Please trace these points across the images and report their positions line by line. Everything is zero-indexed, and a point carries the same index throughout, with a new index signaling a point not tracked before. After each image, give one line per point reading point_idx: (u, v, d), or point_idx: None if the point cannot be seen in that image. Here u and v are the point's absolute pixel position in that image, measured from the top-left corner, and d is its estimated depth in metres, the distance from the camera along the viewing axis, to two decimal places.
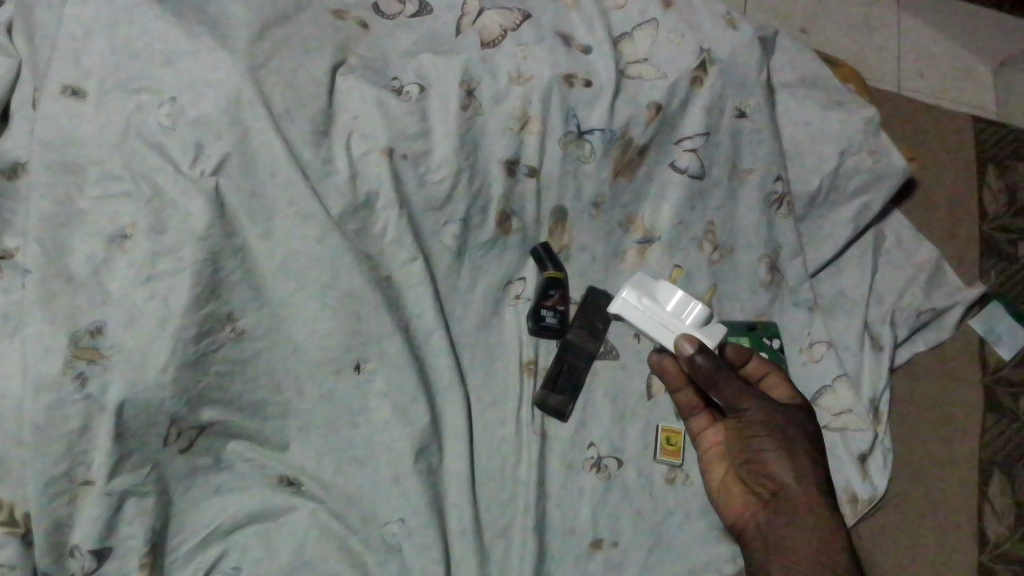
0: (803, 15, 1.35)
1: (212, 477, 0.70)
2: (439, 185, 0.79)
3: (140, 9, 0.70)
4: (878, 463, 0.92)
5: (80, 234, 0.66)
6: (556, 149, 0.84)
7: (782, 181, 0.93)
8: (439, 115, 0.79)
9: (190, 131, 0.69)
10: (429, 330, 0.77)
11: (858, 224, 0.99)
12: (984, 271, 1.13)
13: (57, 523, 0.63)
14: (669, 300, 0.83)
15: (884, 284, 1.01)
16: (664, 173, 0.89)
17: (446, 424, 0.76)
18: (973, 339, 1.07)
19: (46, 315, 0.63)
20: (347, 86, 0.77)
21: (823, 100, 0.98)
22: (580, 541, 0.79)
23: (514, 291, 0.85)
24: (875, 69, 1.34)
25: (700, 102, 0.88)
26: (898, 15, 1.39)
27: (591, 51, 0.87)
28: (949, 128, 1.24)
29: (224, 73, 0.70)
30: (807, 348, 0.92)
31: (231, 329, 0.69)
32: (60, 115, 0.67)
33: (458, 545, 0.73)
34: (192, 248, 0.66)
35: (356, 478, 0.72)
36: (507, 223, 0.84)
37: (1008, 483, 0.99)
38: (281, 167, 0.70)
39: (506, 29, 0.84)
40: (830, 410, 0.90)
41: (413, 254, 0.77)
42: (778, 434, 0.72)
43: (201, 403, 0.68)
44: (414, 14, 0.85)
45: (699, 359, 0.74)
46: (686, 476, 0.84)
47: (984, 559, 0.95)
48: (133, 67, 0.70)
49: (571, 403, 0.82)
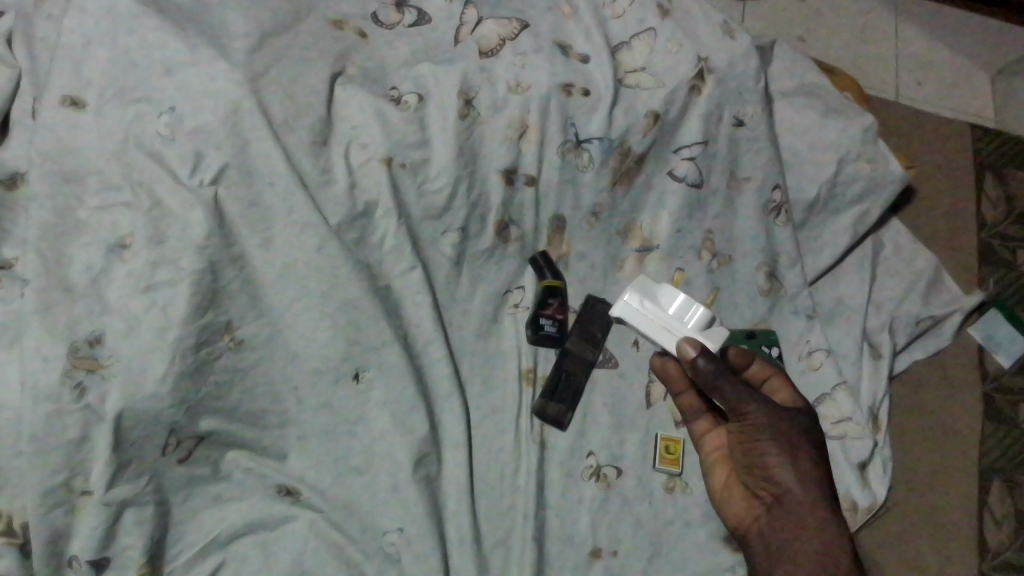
0: (801, 23, 1.36)
1: (211, 486, 0.70)
2: (438, 193, 0.79)
3: (140, 18, 0.71)
4: (878, 471, 0.92)
5: (79, 244, 0.66)
6: (555, 158, 0.85)
7: (780, 190, 0.93)
8: (438, 123, 0.80)
9: (190, 142, 0.69)
10: (428, 339, 0.77)
11: (856, 232, 0.99)
12: (983, 278, 1.13)
13: (55, 533, 0.63)
14: (671, 304, 0.85)
15: (883, 291, 1.01)
16: (663, 182, 0.90)
17: (445, 433, 0.76)
18: (972, 346, 1.08)
19: (45, 325, 0.63)
20: (345, 95, 0.77)
21: (822, 107, 0.99)
22: (580, 550, 0.79)
23: (513, 299, 0.85)
24: (873, 78, 1.35)
25: (698, 111, 0.89)
26: (896, 24, 1.40)
27: (589, 60, 0.87)
28: (948, 136, 1.25)
29: (224, 83, 0.70)
30: (807, 356, 0.92)
31: (230, 338, 0.69)
32: (60, 124, 0.68)
33: (458, 555, 0.73)
34: (191, 257, 0.66)
35: (356, 488, 0.72)
36: (506, 232, 0.84)
37: (1008, 490, 0.99)
38: (280, 176, 0.71)
39: (504, 38, 0.85)
40: (830, 418, 0.90)
41: (411, 263, 0.77)
42: (780, 438, 0.72)
43: (200, 412, 0.68)
44: (412, 24, 0.85)
45: (700, 362, 0.75)
46: (686, 485, 0.84)
47: (985, 566, 0.95)
48: (133, 77, 0.70)
49: (570, 411, 0.82)
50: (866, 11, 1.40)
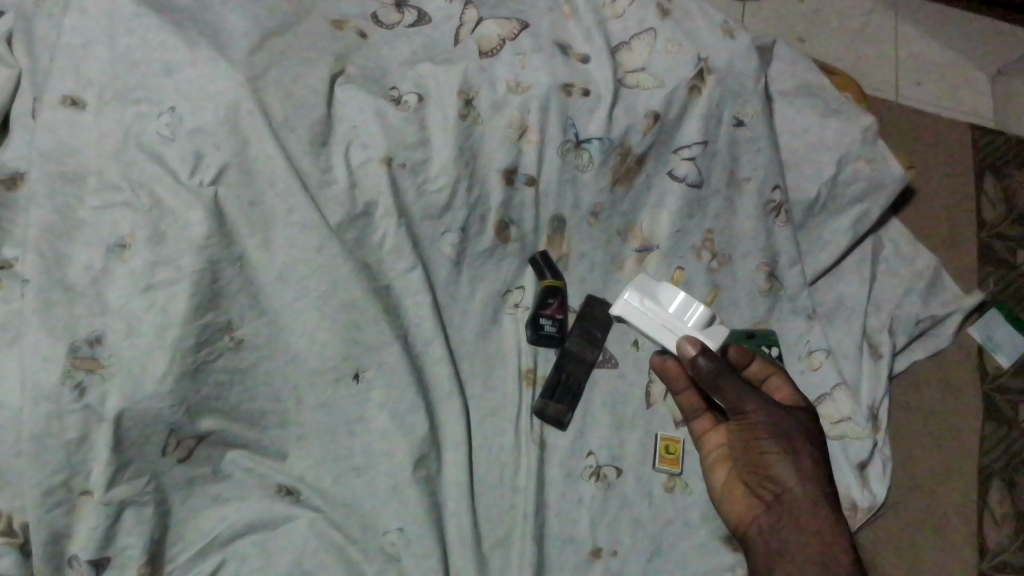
0: (801, 23, 1.36)
1: (211, 486, 0.70)
2: (438, 193, 0.79)
3: (140, 18, 0.71)
4: (877, 471, 0.92)
5: (79, 244, 0.66)
6: (555, 158, 0.85)
7: (780, 190, 0.93)
8: (438, 123, 0.80)
9: (189, 141, 0.69)
10: (428, 339, 0.77)
11: (856, 232, 0.99)
12: (983, 278, 1.13)
13: (55, 533, 0.63)
14: (671, 301, 0.85)
15: (883, 291, 1.01)
16: (663, 182, 0.90)
17: (445, 433, 0.76)
18: (972, 346, 1.08)
19: (45, 325, 0.63)
20: (346, 95, 0.77)
21: (822, 107, 0.99)
22: (580, 550, 0.79)
23: (513, 299, 0.85)
24: (872, 78, 1.35)
25: (698, 111, 0.89)
26: (896, 24, 1.40)
27: (589, 60, 0.87)
28: (947, 136, 1.25)
29: (224, 83, 0.70)
30: (807, 356, 0.92)
31: (230, 338, 0.69)
32: (61, 124, 0.68)
33: (458, 555, 0.73)
34: (191, 257, 0.66)
35: (355, 488, 0.72)
36: (506, 232, 0.84)
37: (1008, 490, 0.99)
38: (280, 176, 0.71)
39: (504, 38, 0.85)
40: (830, 418, 0.90)
41: (411, 263, 0.77)
42: (780, 437, 0.72)
43: (200, 412, 0.68)
44: (412, 24, 0.85)
45: (700, 361, 0.75)
46: (686, 485, 0.84)
47: (984, 566, 0.95)
48: (133, 77, 0.70)
49: (570, 411, 0.82)
50: (866, 11, 1.40)
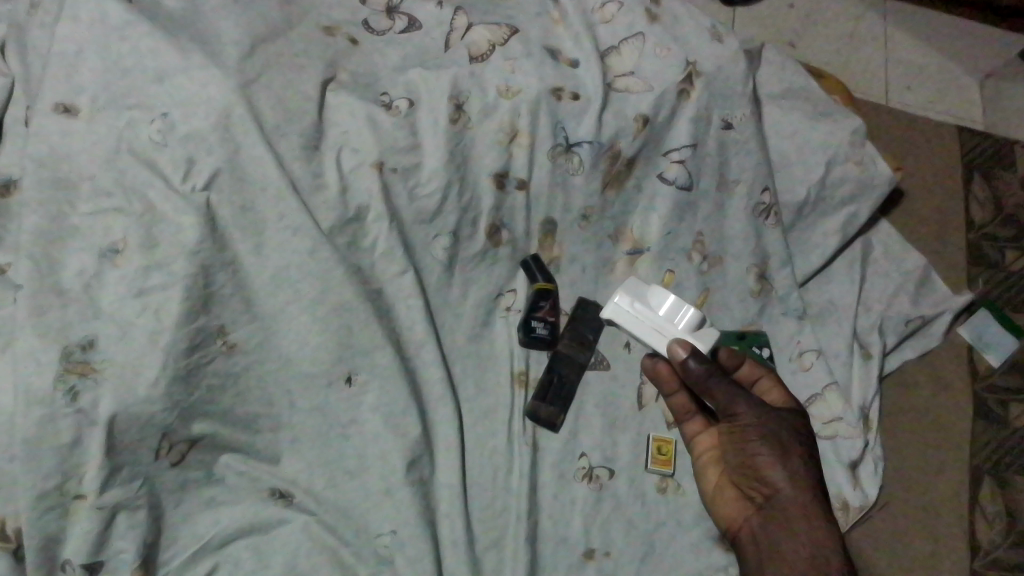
0: (791, 28, 1.37)
1: (204, 490, 0.70)
2: (429, 197, 0.80)
3: (131, 25, 0.71)
4: (869, 469, 0.93)
5: (70, 250, 0.66)
6: (545, 162, 0.85)
7: (769, 192, 0.94)
8: (429, 128, 0.80)
9: (182, 147, 0.70)
10: (420, 342, 0.78)
11: (846, 233, 1.00)
12: (972, 278, 1.14)
13: (47, 539, 0.63)
14: (662, 305, 0.86)
15: (873, 292, 1.02)
16: (652, 185, 0.91)
17: (437, 435, 0.77)
18: (962, 347, 1.09)
19: (37, 330, 0.63)
20: (338, 101, 0.78)
21: (810, 110, 1.00)
22: (572, 551, 0.79)
23: (503, 303, 0.86)
24: (862, 83, 1.36)
25: (688, 114, 0.90)
26: (885, 29, 1.41)
27: (578, 65, 0.88)
28: (935, 138, 1.26)
29: (215, 89, 0.71)
30: (797, 356, 0.93)
31: (222, 342, 0.69)
32: (52, 131, 0.68)
33: (450, 556, 0.73)
34: (184, 261, 0.67)
35: (349, 491, 0.72)
36: (497, 235, 0.85)
37: (999, 487, 0.99)
38: (271, 181, 0.71)
39: (495, 44, 0.85)
40: (820, 418, 0.91)
41: (403, 267, 0.78)
42: (770, 439, 0.73)
43: (193, 416, 0.68)
44: (403, 30, 0.85)
45: (691, 363, 0.76)
46: (677, 485, 0.84)
47: (976, 565, 0.95)
48: (124, 84, 0.71)
49: (562, 413, 0.83)
50: (855, 16, 1.41)
